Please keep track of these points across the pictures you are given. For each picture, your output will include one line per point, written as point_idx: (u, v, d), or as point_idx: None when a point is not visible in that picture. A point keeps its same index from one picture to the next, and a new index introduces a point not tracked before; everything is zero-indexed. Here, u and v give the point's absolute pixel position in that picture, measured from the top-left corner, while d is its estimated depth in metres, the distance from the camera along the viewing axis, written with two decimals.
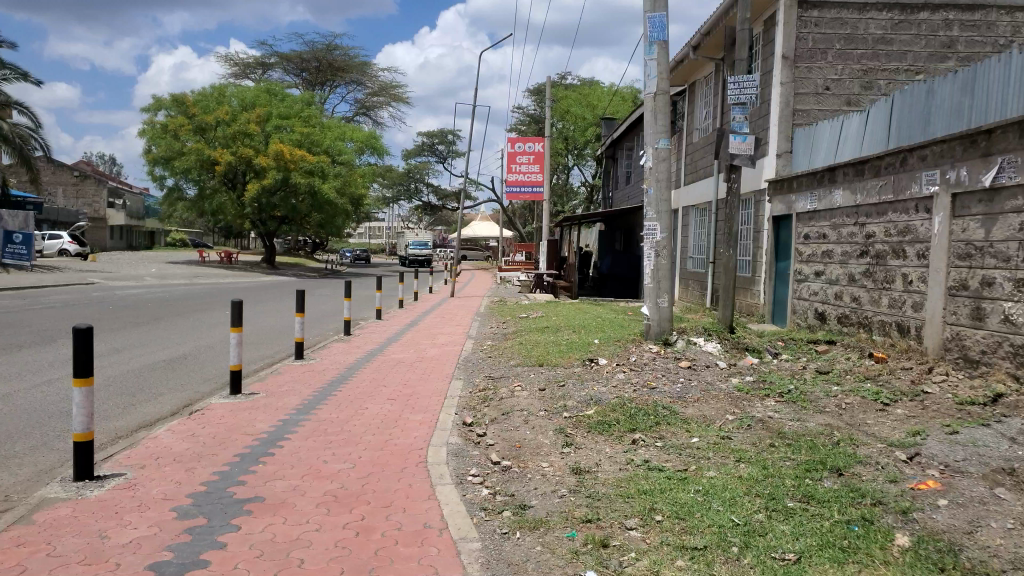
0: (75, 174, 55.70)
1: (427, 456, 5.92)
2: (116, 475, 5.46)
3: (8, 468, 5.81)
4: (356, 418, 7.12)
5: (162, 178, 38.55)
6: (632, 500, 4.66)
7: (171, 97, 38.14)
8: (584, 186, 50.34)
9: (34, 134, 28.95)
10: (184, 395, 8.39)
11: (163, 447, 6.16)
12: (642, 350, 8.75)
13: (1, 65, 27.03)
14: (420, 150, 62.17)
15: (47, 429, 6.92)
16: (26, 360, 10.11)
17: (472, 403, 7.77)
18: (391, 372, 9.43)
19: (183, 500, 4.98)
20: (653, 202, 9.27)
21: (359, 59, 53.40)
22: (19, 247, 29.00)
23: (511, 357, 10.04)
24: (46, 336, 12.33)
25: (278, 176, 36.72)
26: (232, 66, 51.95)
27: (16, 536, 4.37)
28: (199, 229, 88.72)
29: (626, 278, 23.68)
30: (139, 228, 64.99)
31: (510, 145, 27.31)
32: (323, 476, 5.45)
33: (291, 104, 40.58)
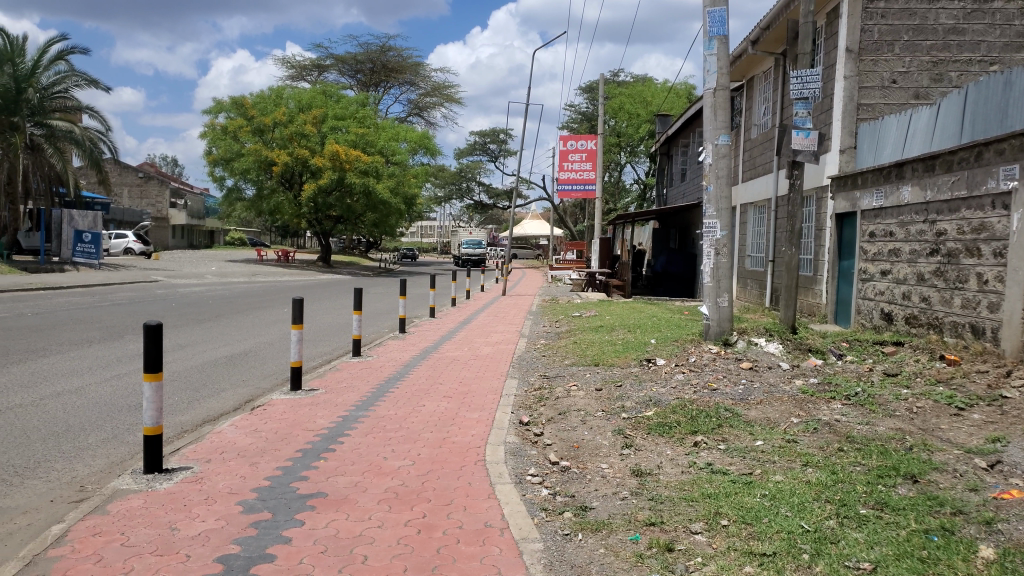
0: (140, 175, 57.63)
1: (486, 455, 5.91)
2: (183, 468, 5.59)
3: (83, 459, 6.02)
4: (413, 416, 7.15)
5: (222, 179, 39.54)
6: (697, 503, 4.58)
7: (231, 100, 39.08)
8: (636, 183, 49.98)
9: (103, 137, 29.95)
10: (246, 391, 8.56)
11: (228, 442, 6.30)
12: (702, 350, 8.61)
13: (74, 72, 28.08)
14: (472, 150, 62.52)
15: (117, 422, 7.13)
16: (96, 355, 10.48)
17: (528, 403, 7.74)
18: (446, 369, 9.46)
19: (248, 494, 5.07)
20: (713, 199, 9.12)
21: (412, 60, 53.94)
22: (88, 246, 30.05)
23: (566, 357, 9.98)
24: (114, 331, 12.78)
25: (333, 176, 37.34)
26: (289, 69, 53.02)
27: (91, 526, 4.50)
28: (257, 229, 90.88)
29: (682, 276, 23.29)
30: (200, 227, 66.86)
31: (563, 143, 27.20)
32: (384, 473, 5.48)
33: (347, 105, 41.18)
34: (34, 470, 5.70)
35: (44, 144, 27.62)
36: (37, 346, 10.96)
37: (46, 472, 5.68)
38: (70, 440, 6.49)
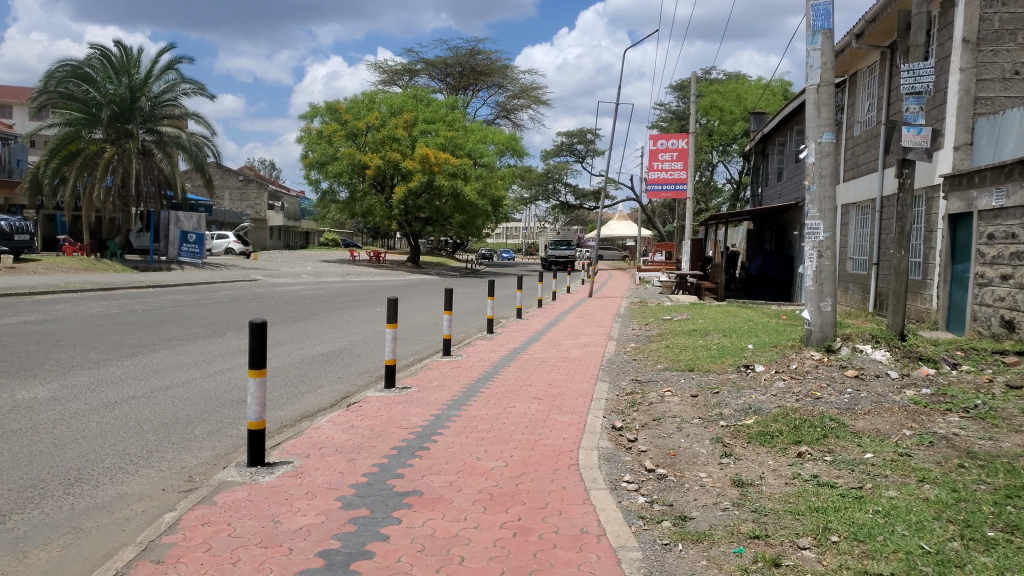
0: (240, 178, 60.28)
1: (580, 459, 5.84)
2: (284, 463, 5.74)
3: (191, 451, 6.27)
4: (504, 417, 7.16)
5: (317, 182, 40.78)
6: (804, 517, 4.37)
7: (326, 105, 40.28)
8: (729, 183, 48.94)
9: (208, 142, 31.30)
10: (341, 388, 8.75)
11: (326, 437, 6.45)
12: (803, 357, 8.27)
13: (183, 79, 29.51)
14: (559, 150, 62.53)
15: (222, 415, 7.42)
16: (201, 350, 10.95)
17: (621, 407, 7.62)
18: (536, 371, 9.43)
19: (346, 490, 5.16)
20: (816, 199, 8.76)
21: (500, 62, 54.35)
22: (193, 246, 31.35)
23: (659, 361, 9.78)
24: (217, 328, 13.35)
25: (423, 179, 38.06)
26: (381, 74, 54.33)
27: (200, 516, 4.67)
28: (349, 230, 93.40)
29: (777, 279, 22.55)
30: (295, 228, 69.32)
31: (653, 142, 26.81)
32: (478, 474, 5.49)
33: (436, 108, 41.89)
34: (147, 460, 5.98)
35: (155, 149, 29.49)
36: (148, 341, 11.58)
37: (158, 461, 5.96)
38: (179, 432, 6.80)
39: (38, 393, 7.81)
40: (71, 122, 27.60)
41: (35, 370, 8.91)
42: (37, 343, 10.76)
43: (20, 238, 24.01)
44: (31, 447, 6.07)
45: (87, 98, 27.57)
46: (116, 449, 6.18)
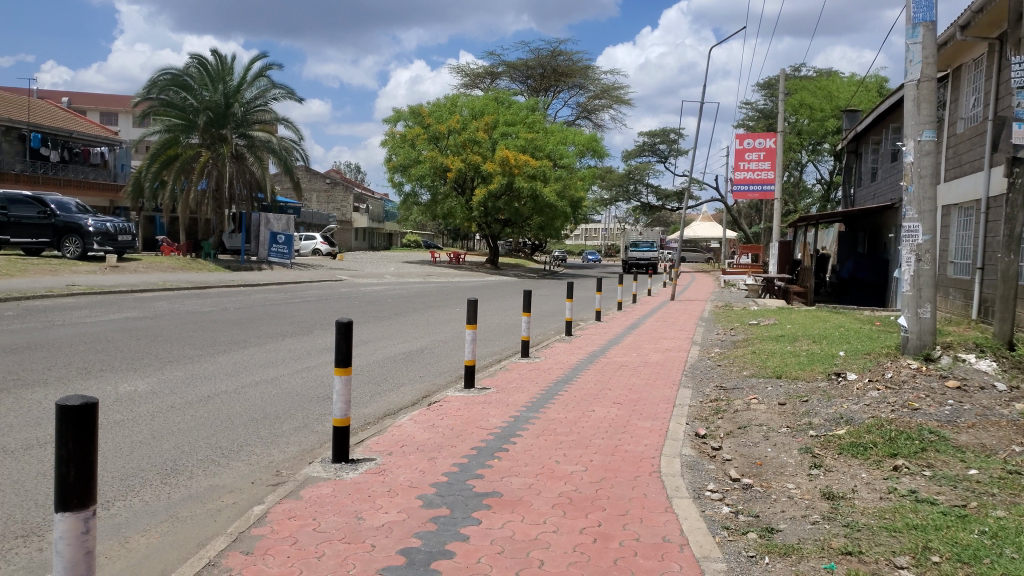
0: (326, 182, 62.17)
1: (661, 466, 5.72)
2: (367, 460, 5.85)
3: (279, 445, 6.47)
4: (584, 420, 7.09)
5: (400, 185, 41.60)
6: (901, 534, 4.15)
7: (409, 109, 41.04)
8: (820, 183, 47.43)
9: (297, 147, 31.89)
10: (422, 386, 8.87)
11: (407, 435, 6.55)
12: (900, 365, 7.88)
13: (274, 84, 30.51)
14: (641, 151, 61.89)
15: (309, 411, 7.64)
16: (288, 348, 11.30)
17: (704, 415, 7.43)
18: (616, 375, 9.31)
19: (427, 489, 5.21)
20: (915, 200, 8.36)
21: (582, 63, 54.21)
22: (282, 247, 32.42)
23: (744, 367, 9.51)
24: (304, 326, 13.75)
25: (503, 181, 38.22)
26: (463, 77, 54.98)
27: (287, 510, 4.80)
28: (431, 231, 94.88)
29: (871, 283, 21.61)
30: (379, 230, 70.91)
31: (739, 142, 26.17)
32: (557, 477, 5.45)
33: (517, 111, 42.13)
34: (238, 453, 6.20)
35: (247, 153, 30.55)
36: (240, 337, 12.03)
37: (248, 455, 6.17)
38: (268, 426, 7.02)
39: (139, 386, 8.21)
40: (170, 128, 28.94)
41: (137, 364, 9.39)
42: (139, 339, 11.35)
43: (123, 238, 25.28)
44: (133, 438, 6.38)
45: (185, 104, 28.80)
46: (209, 442, 6.43)
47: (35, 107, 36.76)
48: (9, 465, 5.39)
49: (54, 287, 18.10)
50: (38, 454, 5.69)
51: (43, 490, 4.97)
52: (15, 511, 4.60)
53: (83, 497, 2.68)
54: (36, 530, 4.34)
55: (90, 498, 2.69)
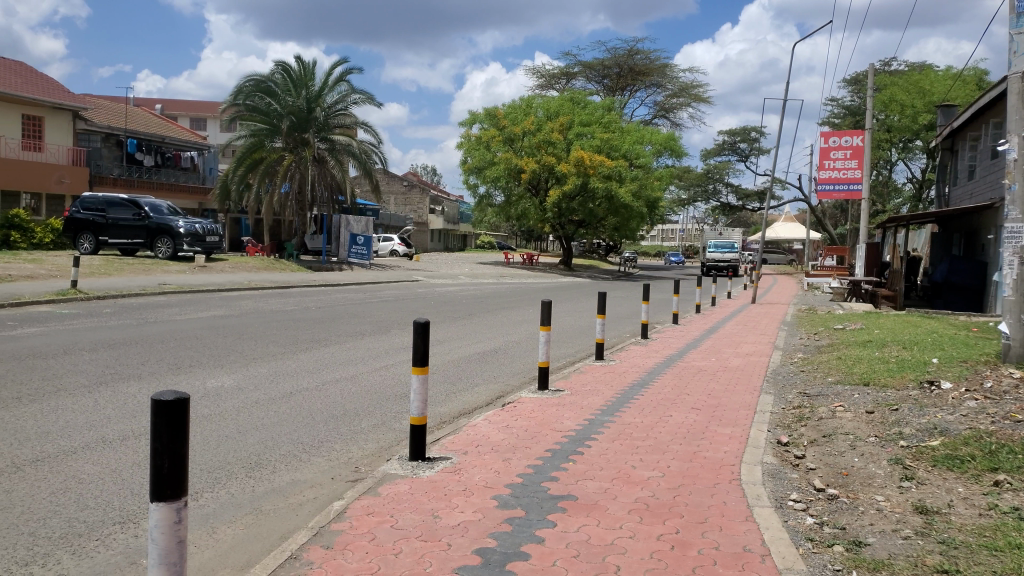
0: (404, 184, 63.31)
1: (742, 474, 5.57)
2: (444, 459, 5.91)
3: (357, 442, 6.60)
4: (661, 425, 6.97)
5: (475, 186, 41.90)
6: (1001, 554, 3.91)
7: (485, 111, 41.36)
8: (911, 182, 45.47)
9: (377, 150, 32.56)
10: (496, 387, 8.91)
11: (482, 435, 6.59)
12: (1000, 375, 7.45)
13: (354, 89, 31.26)
14: (720, 149, 60.68)
15: (387, 409, 7.77)
16: (367, 346, 11.54)
17: (787, 422, 7.21)
18: (694, 380, 9.12)
19: (502, 489, 5.23)
20: (1018, 200, 7.93)
21: (659, 62, 53.49)
22: (361, 248, 33.50)
23: (829, 373, 9.17)
24: (382, 326, 14.00)
25: (578, 182, 38.04)
26: (538, 78, 55.04)
27: (366, 506, 4.89)
28: (505, 232, 95.25)
29: (966, 286, 20.53)
30: (454, 232, 71.68)
31: (824, 139, 25.30)
32: (633, 482, 5.38)
33: (592, 111, 41.98)
34: (318, 449, 6.35)
35: (328, 156, 31.43)
36: (321, 336, 12.34)
37: (328, 451, 6.32)
38: (348, 423, 7.18)
39: (225, 382, 8.54)
40: (255, 132, 30.05)
41: (224, 361, 9.74)
42: (226, 336, 11.83)
43: (211, 239, 26.43)
44: (219, 432, 6.62)
45: (269, 110, 29.93)
46: (291, 437, 6.62)
47: (132, 115, 38.72)
48: (108, 455, 5.68)
49: (148, 286, 19.03)
50: (134, 445, 5.97)
51: (137, 479, 5.21)
52: (113, 498, 4.83)
53: (176, 488, 2.78)
54: (132, 517, 4.55)
55: (183, 489, 2.80)
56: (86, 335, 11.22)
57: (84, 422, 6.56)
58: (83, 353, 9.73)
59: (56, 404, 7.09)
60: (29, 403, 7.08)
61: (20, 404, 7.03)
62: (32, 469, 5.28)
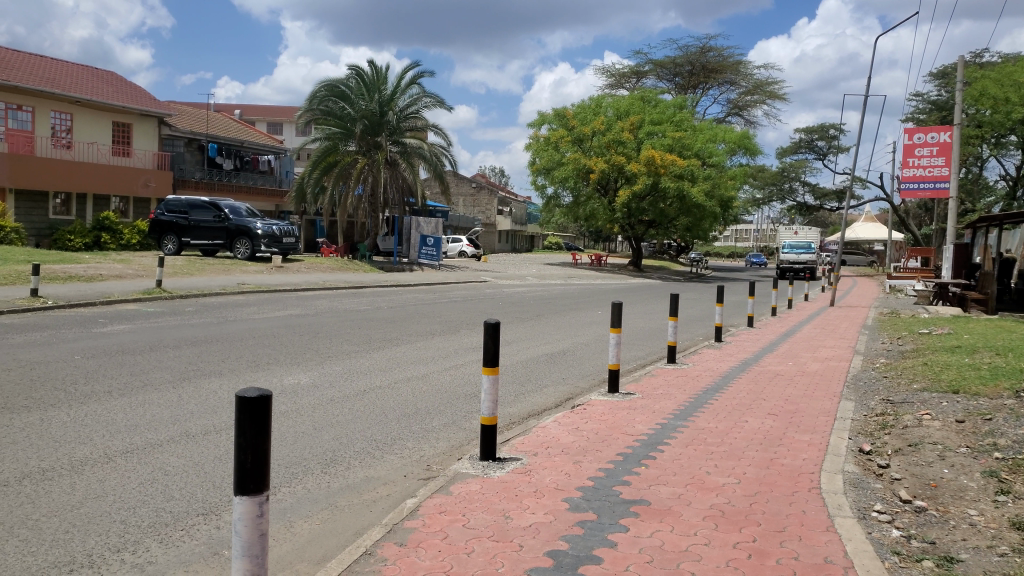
0: (473, 185, 63.94)
1: (822, 483, 5.38)
2: (514, 459, 5.91)
3: (429, 441, 6.67)
4: (735, 431, 6.80)
5: (543, 187, 41.88)
6: None
7: (554, 111, 41.33)
8: (1004, 179, 43.32)
9: (446, 152, 32.95)
10: (565, 389, 8.87)
11: (552, 437, 6.56)
12: None
13: (425, 92, 31.69)
14: (797, 147, 59.12)
15: (457, 408, 7.84)
16: (437, 346, 11.66)
17: (869, 430, 6.94)
18: (770, 385, 8.86)
19: (573, 492, 5.19)
20: None
21: (733, 58, 52.46)
22: (431, 249, 34.15)
23: (914, 380, 8.77)
24: (452, 326, 14.13)
25: (648, 181, 37.61)
26: (609, 78, 54.71)
27: (438, 504, 4.92)
28: (573, 232, 94.89)
29: None
30: (522, 232, 71.91)
31: (908, 136, 24.30)
32: (708, 489, 5.26)
33: (663, 110, 41.50)
34: (391, 446, 6.45)
35: (400, 159, 31.92)
36: (393, 336, 12.52)
37: (401, 449, 6.40)
38: (419, 422, 7.26)
39: (301, 379, 8.76)
40: (330, 136, 30.75)
41: (300, 359, 10.00)
42: (302, 334, 12.14)
43: (287, 241, 26.97)
44: (296, 428, 6.79)
45: (343, 114, 30.61)
46: (365, 435, 6.73)
47: (213, 120, 40.20)
48: (192, 448, 5.90)
49: (227, 286, 19.69)
50: (216, 439, 6.18)
51: (220, 472, 5.39)
52: (197, 491, 5.00)
53: (258, 483, 2.84)
54: (214, 509, 4.70)
55: (264, 484, 2.86)
56: (170, 332, 11.68)
57: (169, 416, 6.83)
58: (168, 350, 10.14)
59: (144, 399, 7.40)
60: (118, 396, 7.41)
61: (110, 397, 7.37)
62: (123, 459, 5.52)
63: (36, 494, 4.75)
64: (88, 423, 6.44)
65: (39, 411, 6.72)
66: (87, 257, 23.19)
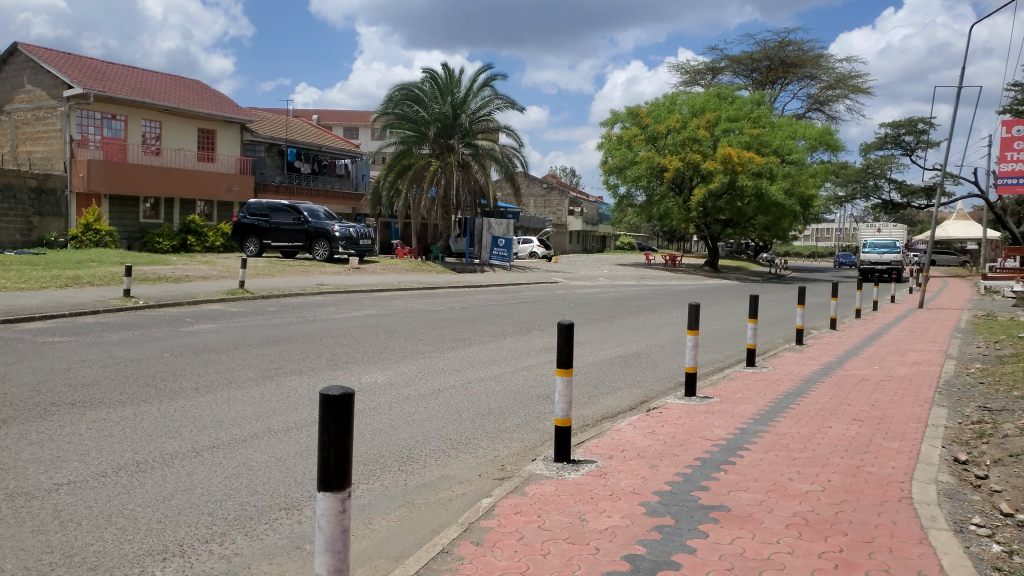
0: (544, 186, 64.05)
1: (914, 492, 5.15)
2: (589, 462, 5.85)
3: (503, 441, 6.68)
4: (819, 437, 6.57)
5: (615, 187, 41.50)
6: None
7: (627, 110, 40.96)
8: None
9: (517, 154, 33.08)
10: (640, 391, 8.75)
11: (628, 440, 6.47)
12: None
13: (497, 95, 31.93)
14: (882, 142, 56.98)
15: (532, 409, 7.83)
16: (510, 347, 11.69)
17: (965, 439, 6.60)
18: (855, 390, 8.53)
19: (650, 496, 5.11)
20: None
21: (813, 52, 50.90)
22: (503, 250, 34.30)
23: (1014, 388, 8.30)
24: (524, 326, 14.16)
25: (724, 180, 36.84)
26: (683, 75, 53.91)
27: (513, 504, 4.92)
28: (646, 232, 93.86)
29: None
30: (593, 233, 71.56)
31: None
32: (790, 496, 5.09)
33: (741, 106, 40.65)
34: (466, 446, 6.48)
35: (472, 161, 32.18)
36: (467, 336, 12.63)
37: (475, 448, 6.44)
38: (493, 422, 7.28)
39: (378, 377, 8.93)
40: (404, 139, 31.05)
41: (377, 358, 10.20)
42: (378, 334, 12.38)
43: (364, 242, 27.40)
44: (374, 426, 6.91)
45: (417, 117, 31.07)
46: (440, 433, 6.80)
47: (292, 126, 41.43)
48: (275, 444, 6.07)
49: (307, 286, 20.27)
50: (296, 436, 6.34)
51: (301, 468, 5.52)
52: (279, 486, 5.14)
53: (340, 480, 2.89)
54: (296, 504, 4.82)
55: (347, 480, 2.90)
56: (253, 332, 12.07)
57: (252, 412, 7.05)
58: (251, 349, 10.46)
59: (229, 396, 7.66)
60: (205, 393, 7.70)
61: (197, 394, 7.65)
62: (210, 454, 5.73)
63: (130, 485, 4.97)
64: (177, 418, 6.69)
65: (132, 406, 7.04)
66: (175, 259, 24.27)
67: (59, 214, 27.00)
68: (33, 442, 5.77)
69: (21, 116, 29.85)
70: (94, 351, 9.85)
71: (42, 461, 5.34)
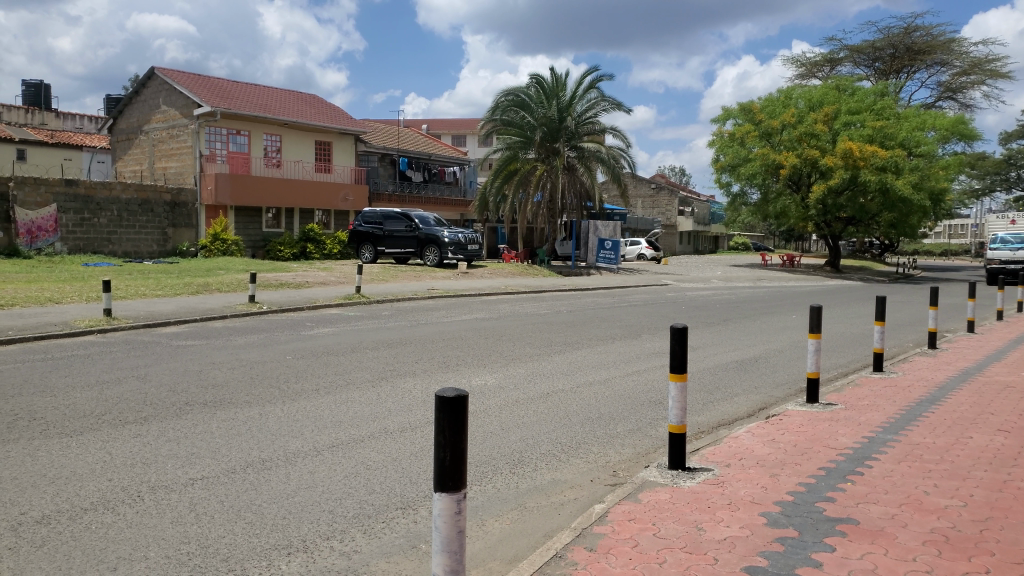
0: (653, 187, 63.25)
1: None
2: (705, 470, 5.67)
3: (614, 446, 6.58)
4: (957, 448, 6.10)
5: (728, 185, 40.39)
6: None
7: (739, 106, 39.82)
8: None
9: (624, 155, 32.65)
10: (758, 397, 8.43)
11: (746, 448, 6.23)
12: None
13: (603, 96, 31.68)
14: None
15: (643, 415, 7.68)
16: (619, 350, 11.55)
17: None
18: (998, 398, 7.86)
19: (771, 506, 4.88)
20: None
21: (943, 37, 47.80)
22: (609, 253, 34.11)
23: None
24: (634, 330, 13.96)
25: (845, 175, 35.05)
26: (799, 68, 51.85)
27: (627, 511, 4.83)
28: (761, 232, 90.71)
29: None
30: (704, 233, 69.88)
31: None
32: (927, 510, 4.75)
33: (862, 97, 38.72)
34: (577, 450, 6.43)
35: (578, 164, 32.08)
36: (577, 339, 12.58)
37: (586, 453, 6.37)
38: (604, 427, 7.20)
39: (488, 380, 9.00)
40: (510, 145, 31.50)
41: (486, 361, 10.27)
42: (488, 337, 12.50)
43: (472, 247, 27.76)
44: (485, 427, 6.97)
45: (524, 123, 31.38)
46: (550, 437, 6.77)
47: (403, 135, 42.69)
48: (391, 444, 6.23)
49: (419, 291, 20.75)
50: (412, 436, 6.49)
51: (416, 468, 5.63)
52: (395, 485, 5.25)
53: (456, 481, 2.90)
54: (411, 504, 4.91)
55: (461, 482, 2.91)
56: (368, 335, 12.45)
57: (370, 413, 7.28)
58: (367, 351, 10.80)
59: (346, 397, 7.93)
60: (324, 394, 8.01)
61: (317, 395, 7.97)
62: (330, 453, 5.94)
63: (257, 481, 5.22)
64: (298, 418, 7.00)
65: (256, 406, 7.39)
66: (295, 266, 25.41)
67: (190, 224, 29.09)
68: (170, 439, 6.15)
69: (157, 135, 32.18)
70: (223, 354, 10.42)
71: (178, 457, 5.68)
